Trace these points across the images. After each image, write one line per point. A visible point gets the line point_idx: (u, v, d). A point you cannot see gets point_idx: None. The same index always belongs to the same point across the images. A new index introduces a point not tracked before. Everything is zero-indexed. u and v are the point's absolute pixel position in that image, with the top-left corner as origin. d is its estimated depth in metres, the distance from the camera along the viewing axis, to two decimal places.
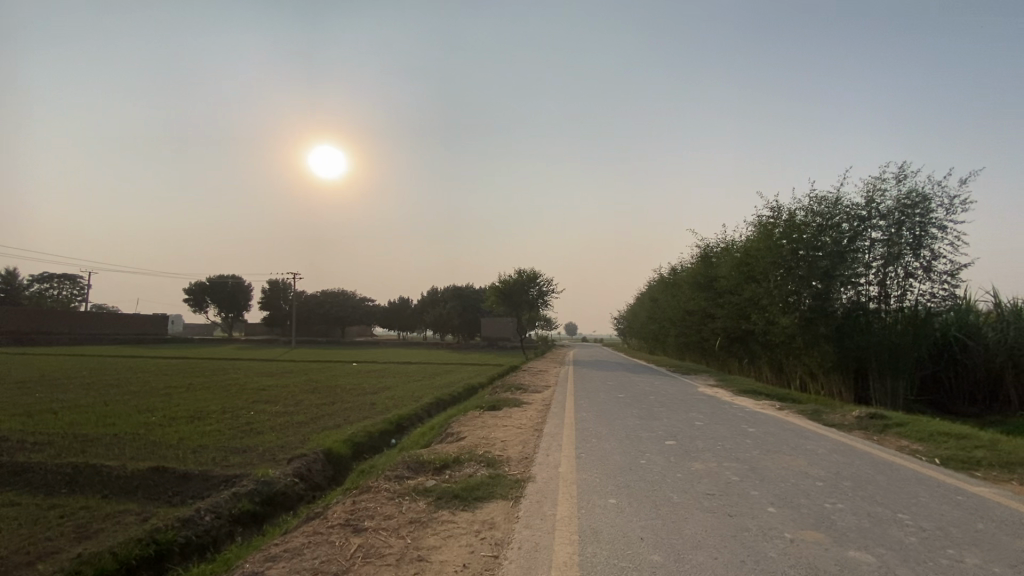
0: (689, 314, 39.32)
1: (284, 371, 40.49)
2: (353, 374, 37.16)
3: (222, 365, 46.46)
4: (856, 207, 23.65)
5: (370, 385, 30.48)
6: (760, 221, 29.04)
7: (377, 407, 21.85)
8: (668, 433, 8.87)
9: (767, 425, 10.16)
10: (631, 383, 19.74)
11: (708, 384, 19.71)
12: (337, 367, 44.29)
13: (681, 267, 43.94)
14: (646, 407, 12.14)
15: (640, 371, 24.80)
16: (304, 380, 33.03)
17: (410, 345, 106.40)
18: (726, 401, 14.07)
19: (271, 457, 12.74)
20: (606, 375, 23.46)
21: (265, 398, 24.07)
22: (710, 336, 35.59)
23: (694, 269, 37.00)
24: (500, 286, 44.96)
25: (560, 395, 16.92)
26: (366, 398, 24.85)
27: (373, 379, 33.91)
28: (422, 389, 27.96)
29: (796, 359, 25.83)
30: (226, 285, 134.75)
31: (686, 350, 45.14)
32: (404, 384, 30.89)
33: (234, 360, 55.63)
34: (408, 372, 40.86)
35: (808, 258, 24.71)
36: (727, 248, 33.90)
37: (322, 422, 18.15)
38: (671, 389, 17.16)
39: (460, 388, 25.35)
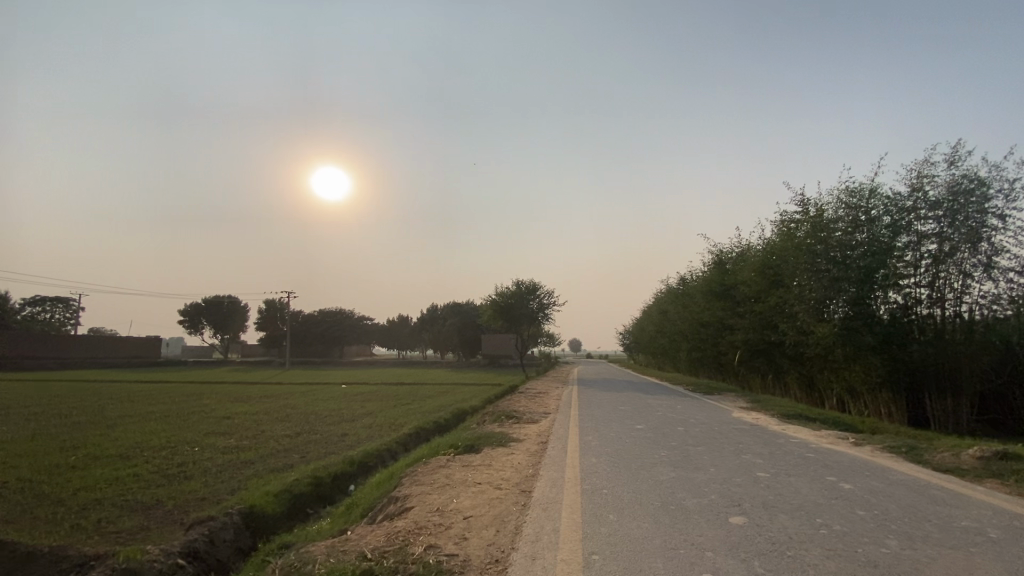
0: (703, 326, 36.06)
1: (263, 395, 37.14)
2: (337, 398, 33.83)
3: (201, 389, 43.15)
4: (897, 198, 20.55)
5: (352, 410, 27.20)
6: (782, 220, 26.04)
7: (348, 439, 18.65)
8: (723, 495, 5.78)
9: (863, 475, 6.94)
10: (648, 408, 16.48)
11: (739, 407, 16.50)
12: (322, 390, 40.87)
13: (692, 277, 40.79)
14: (677, 445, 9.02)
15: (655, 391, 21.58)
16: (278, 406, 29.76)
17: (409, 364, 102.95)
18: (776, 432, 10.91)
19: (174, 518, 9.54)
20: (616, 397, 20.22)
21: (222, 429, 20.85)
22: (729, 350, 32.26)
23: (708, 277, 33.83)
24: (497, 300, 41.85)
25: (562, 424, 13.69)
26: (340, 427, 21.65)
27: (357, 403, 30.65)
28: (408, 415, 24.72)
29: (832, 375, 22.61)
30: (222, 306, 132.09)
31: (701, 366, 41.72)
32: (389, 409, 27.62)
33: (218, 384, 52.41)
34: (399, 395, 37.48)
35: (842, 257, 21.62)
36: (745, 253, 30.77)
37: (275, 459, 15.01)
38: (699, 416, 13.92)
39: (449, 415, 22.09)
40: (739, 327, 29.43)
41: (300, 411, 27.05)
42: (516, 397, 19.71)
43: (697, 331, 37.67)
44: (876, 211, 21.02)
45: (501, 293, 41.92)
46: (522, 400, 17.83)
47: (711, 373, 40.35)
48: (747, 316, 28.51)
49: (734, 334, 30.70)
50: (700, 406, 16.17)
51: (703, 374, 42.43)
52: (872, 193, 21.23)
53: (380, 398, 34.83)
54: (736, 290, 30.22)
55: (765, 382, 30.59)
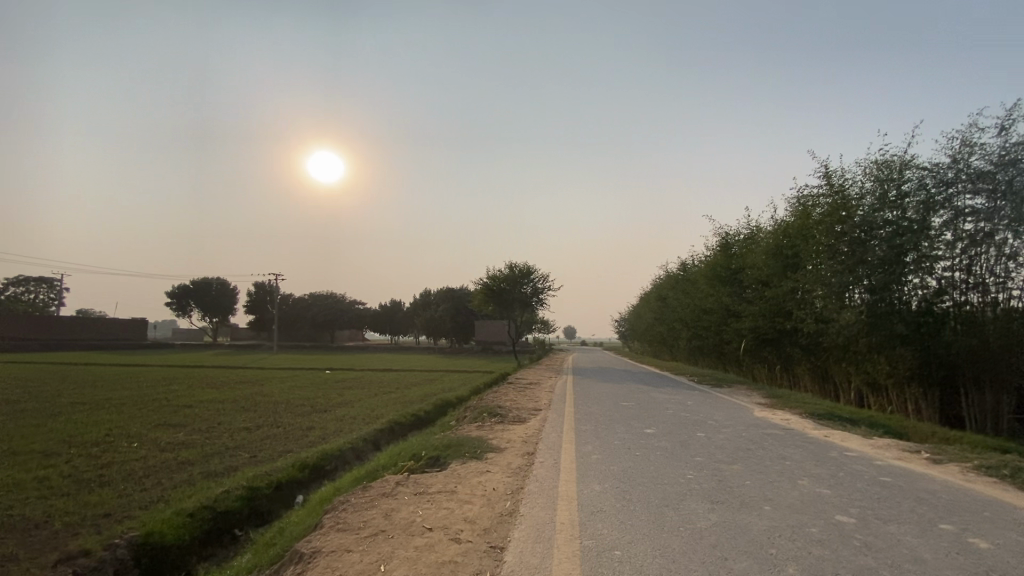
0: (706, 313, 34.00)
1: (239, 381, 34.94)
2: (316, 385, 31.69)
3: (176, 374, 41.00)
4: (935, 170, 18.20)
5: (328, 399, 25.05)
6: (799, 198, 23.73)
7: (313, 434, 16.48)
8: (811, 571, 3.59)
9: (986, 522, 4.80)
10: (654, 403, 14.34)
11: (758, 403, 14.41)
12: (303, 376, 38.73)
13: (695, 261, 38.62)
14: (705, 461, 6.86)
15: (658, 383, 19.51)
16: (249, 393, 27.51)
17: (400, 350, 100.83)
18: (821, 440, 8.74)
19: (50, 549, 7.37)
20: (616, 387, 18.10)
21: (175, 420, 18.61)
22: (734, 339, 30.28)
23: (713, 261, 31.63)
24: (489, 283, 39.52)
25: (555, 423, 11.55)
26: (309, 419, 19.50)
27: (336, 391, 28.54)
28: (387, 405, 22.59)
29: (853, 366, 20.57)
30: (210, 288, 129.11)
31: (701, 354, 39.89)
32: (367, 398, 25.45)
33: (197, 368, 50.25)
34: (383, 382, 35.40)
35: (868, 237, 19.44)
36: (755, 236, 28.58)
37: (219, 460, 12.82)
38: (716, 414, 11.81)
39: (430, 407, 19.92)
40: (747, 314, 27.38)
41: (271, 400, 24.87)
42: (504, 388, 17.54)
43: (698, 318, 35.62)
44: (909, 186, 18.71)
45: (493, 275, 39.59)
46: (510, 391, 15.67)
47: (712, 362, 38.49)
48: (757, 302, 26.41)
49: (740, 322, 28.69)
50: (713, 401, 14.07)
51: (703, 363, 40.59)
52: (906, 164, 18.89)
53: (363, 385, 32.73)
54: (744, 275, 28.07)
55: (772, 373, 28.68)
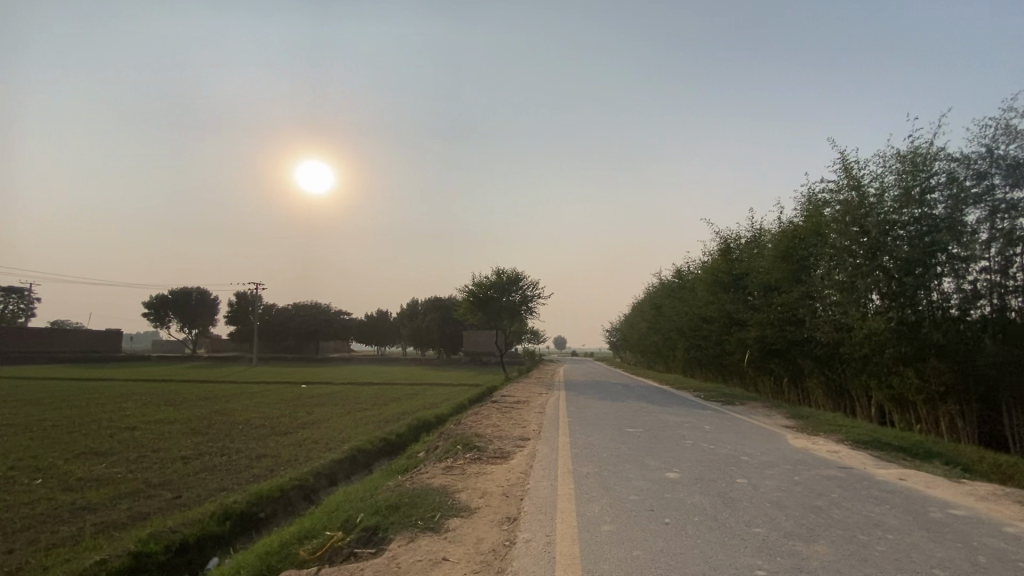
0: (707, 322, 31.93)
1: (202, 397, 32.15)
2: (285, 402, 29.07)
3: (139, 389, 38.13)
4: (970, 160, 16.15)
5: (294, 419, 22.51)
6: (810, 195, 21.72)
7: (261, 464, 13.99)
8: None
9: None
10: (663, 424, 12.15)
11: (785, 426, 12.23)
12: (274, 392, 36.00)
13: (693, 267, 36.68)
14: (769, 534, 4.64)
15: (661, 399, 17.33)
16: (207, 412, 24.80)
17: (386, 361, 97.86)
18: (903, 487, 6.53)
19: None
20: (615, 403, 15.88)
21: (104, 448, 15.97)
22: (737, 349, 28.25)
23: (715, 266, 29.55)
24: (476, 291, 37.22)
25: (546, 448, 9.30)
26: (263, 444, 16.99)
27: (307, 409, 25.99)
28: (357, 426, 20.12)
29: (876, 380, 18.51)
30: (190, 298, 125.15)
31: (700, 365, 37.76)
32: (337, 417, 22.92)
33: (164, 382, 47.03)
34: (360, 398, 32.83)
35: (894, 235, 17.40)
36: (761, 239, 26.55)
37: (129, 504, 10.35)
38: (742, 441, 9.65)
39: (403, 428, 17.50)
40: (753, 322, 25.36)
41: (230, 420, 22.27)
42: (487, 407, 15.21)
43: (698, 327, 33.52)
44: (939, 177, 16.66)
45: (480, 283, 37.29)
46: (493, 413, 13.36)
47: (712, 374, 36.36)
48: (765, 309, 24.33)
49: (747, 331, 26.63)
50: (732, 424, 11.87)
51: (702, 374, 38.52)
52: (935, 154, 16.85)
53: (337, 401, 30.14)
54: (750, 280, 26.02)
55: (779, 386, 26.64)
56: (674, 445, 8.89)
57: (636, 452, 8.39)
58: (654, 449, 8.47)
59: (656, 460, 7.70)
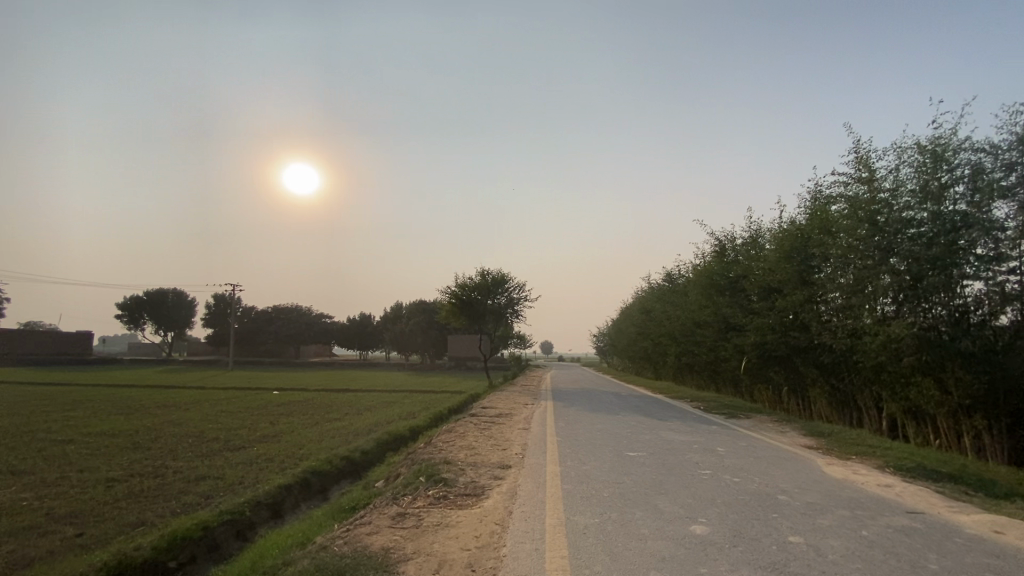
0: (700, 327, 30.44)
1: (159, 405, 29.65)
2: (249, 411, 26.80)
3: (94, 395, 35.37)
4: (998, 150, 14.79)
5: (253, 431, 20.38)
6: (816, 192, 20.32)
7: (198, 488, 11.96)
8: None
9: None
10: (668, 442, 10.41)
11: (806, 446, 10.61)
12: (241, 399, 33.61)
13: (685, 270, 35.29)
14: None
15: (659, 411, 15.62)
16: (159, 423, 22.49)
17: (368, 366, 95.34)
18: (1010, 548, 4.90)
19: None
20: (609, 416, 14.14)
21: (20, 467, 13.75)
22: (732, 356, 26.77)
23: (710, 268, 28.09)
24: (459, 292, 35.31)
25: (531, 477, 7.49)
26: (210, 462, 14.90)
27: (271, 419, 23.81)
28: (322, 440, 18.10)
29: (891, 390, 17.06)
30: (167, 299, 121.10)
31: (691, 372, 36.31)
32: (302, 429, 20.85)
33: (127, 387, 44.12)
34: (333, 406, 30.64)
35: (913, 233, 16.00)
36: (760, 240, 25.13)
37: (12, 546, 8.31)
38: (768, 469, 7.96)
39: (371, 444, 15.56)
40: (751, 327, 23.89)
41: (180, 433, 20.03)
42: (464, 421, 13.35)
43: (691, 332, 31.99)
44: (963, 170, 15.31)
45: (464, 284, 35.39)
46: (471, 430, 11.53)
47: (704, 382, 34.89)
48: (765, 313, 22.86)
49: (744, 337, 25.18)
50: (748, 445, 10.20)
51: (693, 382, 37.04)
52: (958, 145, 15.49)
53: (307, 410, 27.96)
54: (748, 283, 24.59)
55: (777, 395, 25.16)
56: (690, 477, 7.16)
57: (645, 489, 6.63)
58: (667, 484, 6.73)
59: (674, 503, 5.95)
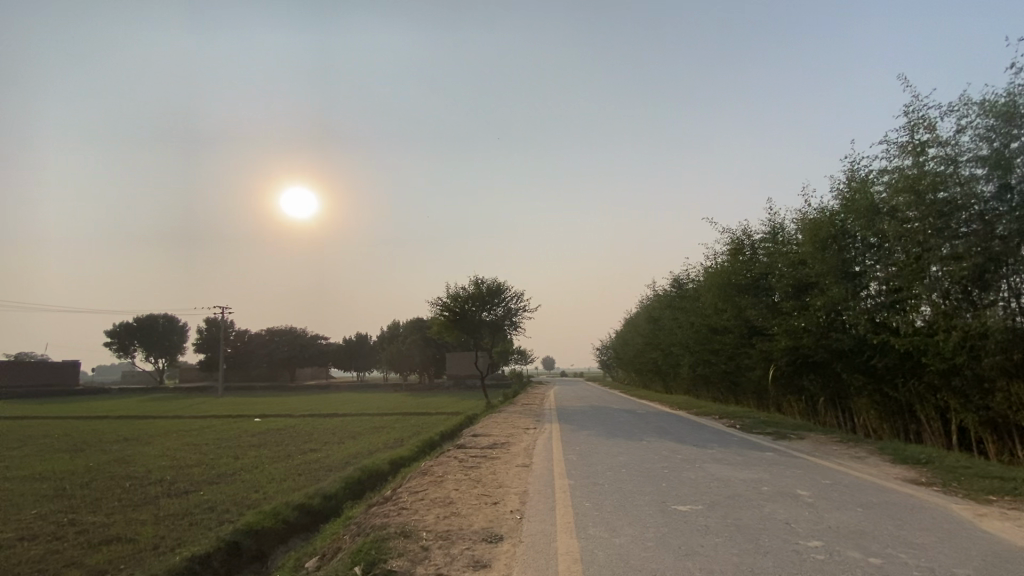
0: (718, 333, 27.64)
1: (119, 439, 26.61)
2: (216, 443, 23.79)
3: (55, 429, 32.33)
4: None
5: (209, 469, 17.45)
6: (854, 171, 17.63)
7: (94, 559, 9.08)
8: None
9: None
10: (724, 479, 7.55)
11: (910, 481, 7.80)
12: (214, 429, 30.56)
13: (696, 273, 32.54)
14: None
15: (689, 433, 12.76)
16: (104, 463, 19.48)
17: (365, 388, 92.01)
18: None
19: None
20: (630, 442, 11.29)
21: None
22: (758, 363, 23.96)
23: (727, 267, 25.40)
24: (452, 305, 32.48)
25: (535, 560, 4.65)
26: (135, 515, 11.99)
27: (236, 454, 20.81)
28: (284, 480, 15.14)
29: (966, 398, 14.28)
30: (158, 325, 118.08)
31: (707, 383, 33.38)
32: (267, 466, 17.90)
33: (98, 419, 40.90)
34: (313, 434, 27.63)
35: (985, 208, 13.30)
36: (785, 233, 22.49)
37: None
38: (903, 534, 5.13)
39: (336, 486, 12.64)
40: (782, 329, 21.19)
41: (122, 475, 17.08)
42: (447, 456, 10.45)
43: (706, 339, 29.20)
44: None
45: (457, 296, 32.56)
46: (454, 470, 8.67)
47: (721, 394, 31.91)
48: (797, 313, 20.13)
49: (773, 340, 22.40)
50: (834, 484, 7.37)
51: (708, 394, 34.04)
52: None
53: (282, 441, 24.97)
54: (774, 281, 21.84)
55: (812, 406, 22.23)
56: (799, 561, 4.34)
57: None
58: None
59: None
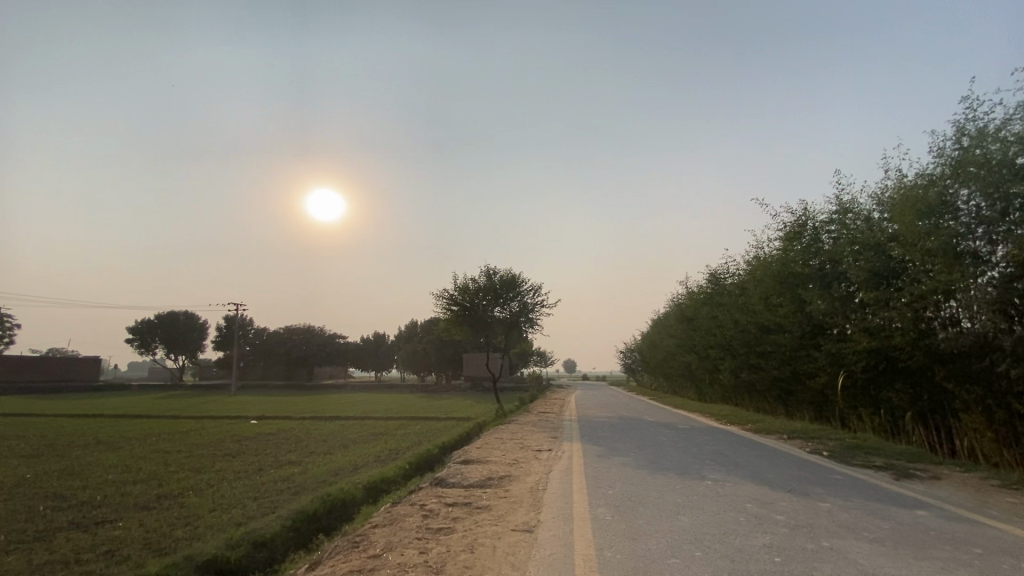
0: (770, 332, 23.70)
1: (87, 443, 23.83)
2: (187, 452, 20.83)
3: (32, 428, 29.92)
4: None
5: (155, 487, 14.43)
6: (967, 124, 13.84)
7: None
8: None
9: None
10: None
11: None
12: (198, 433, 27.71)
13: (742, 264, 28.64)
14: None
15: (767, 465, 9.11)
16: (42, 475, 16.58)
17: (380, 388, 89.58)
18: None
19: None
20: (688, 480, 7.69)
21: None
22: (825, 368, 19.82)
23: (787, 254, 21.60)
24: (461, 299, 29.13)
25: None
26: (3, 565, 8.85)
27: (202, 466, 17.77)
28: (230, 509, 11.94)
29: None
30: (178, 322, 118.17)
31: (752, 391, 29.14)
32: (226, 485, 14.79)
33: (91, 417, 38.66)
34: (302, 441, 24.55)
35: None
36: (864, 212, 18.42)
37: None
38: None
39: (276, 526, 9.32)
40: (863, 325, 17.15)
41: (51, 492, 14.12)
42: (412, 501, 6.95)
43: (755, 340, 25.12)
44: None
45: (466, 289, 29.17)
46: (402, 541, 5.21)
47: (768, 404, 27.70)
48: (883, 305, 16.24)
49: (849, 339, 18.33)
50: None
51: (752, 404, 29.75)
52: None
53: (264, 449, 21.91)
54: (850, 267, 17.98)
55: (892, 423, 17.99)
56: None
57: None
58: None
59: None
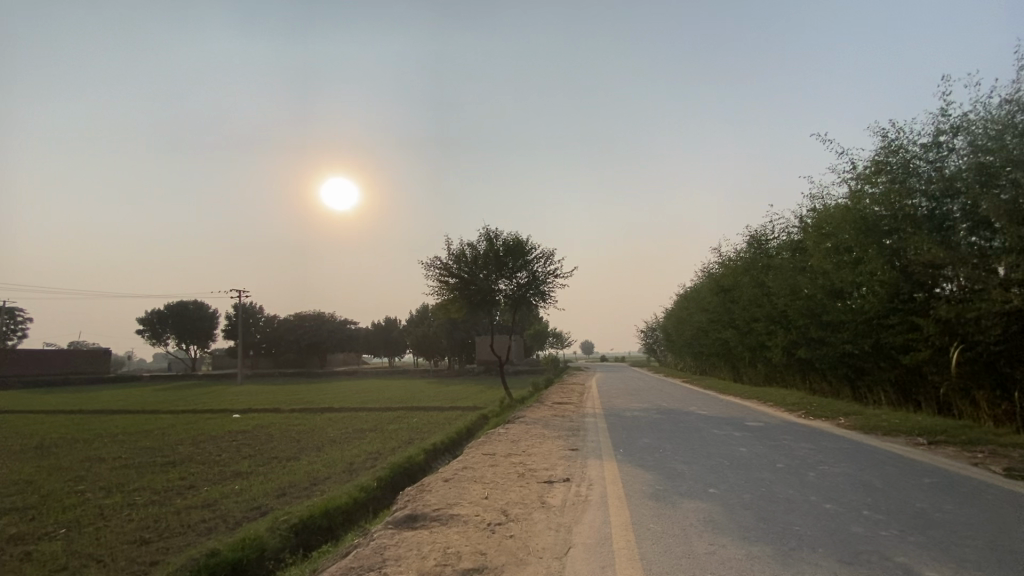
0: (843, 295, 18.97)
1: (18, 449, 20.07)
2: (122, 461, 16.98)
3: None
4: None
5: (27, 522, 10.53)
6: None
7: None
8: None
9: None
10: None
11: None
12: (159, 432, 23.97)
13: (797, 218, 23.83)
14: None
15: (990, 524, 4.72)
16: None
17: (392, 375, 86.36)
18: None
19: None
20: None
21: None
22: (932, 337, 15.09)
23: (874, 190, 16.82)
24: (459, 269, 24.76)
25: None
26: None
27: (122, 483, 13.88)
28: (85, 569, 7.90)
29: None
30: (188, 311, 116.32)
31: (808, 370, 24.40)
32: (127, 516, 10.84)
33: (66, 413, 35.38)
34: (273, 440, 20.64)
35: None
36: (994, 124, 13.74)
37: None
38: None
39: None
40: (1006, 273, 12.65)
41: None
42: None
43: (820, 308, 20.41)
44: None
45: (465, 257, 24.76)
46: None
47: (829, 386, 23.04)
48: None
49: (977, 297, 13.60)
50: None
51: (806, 386, 25.01)
52: None
53: (219, 453, 18.01)
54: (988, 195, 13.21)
55: None
56: None
57: None
58: None
59: None
